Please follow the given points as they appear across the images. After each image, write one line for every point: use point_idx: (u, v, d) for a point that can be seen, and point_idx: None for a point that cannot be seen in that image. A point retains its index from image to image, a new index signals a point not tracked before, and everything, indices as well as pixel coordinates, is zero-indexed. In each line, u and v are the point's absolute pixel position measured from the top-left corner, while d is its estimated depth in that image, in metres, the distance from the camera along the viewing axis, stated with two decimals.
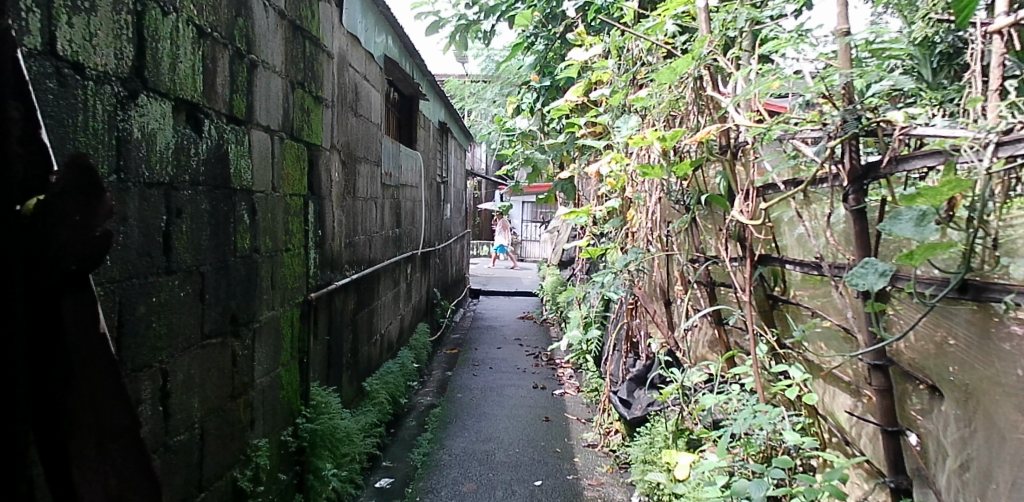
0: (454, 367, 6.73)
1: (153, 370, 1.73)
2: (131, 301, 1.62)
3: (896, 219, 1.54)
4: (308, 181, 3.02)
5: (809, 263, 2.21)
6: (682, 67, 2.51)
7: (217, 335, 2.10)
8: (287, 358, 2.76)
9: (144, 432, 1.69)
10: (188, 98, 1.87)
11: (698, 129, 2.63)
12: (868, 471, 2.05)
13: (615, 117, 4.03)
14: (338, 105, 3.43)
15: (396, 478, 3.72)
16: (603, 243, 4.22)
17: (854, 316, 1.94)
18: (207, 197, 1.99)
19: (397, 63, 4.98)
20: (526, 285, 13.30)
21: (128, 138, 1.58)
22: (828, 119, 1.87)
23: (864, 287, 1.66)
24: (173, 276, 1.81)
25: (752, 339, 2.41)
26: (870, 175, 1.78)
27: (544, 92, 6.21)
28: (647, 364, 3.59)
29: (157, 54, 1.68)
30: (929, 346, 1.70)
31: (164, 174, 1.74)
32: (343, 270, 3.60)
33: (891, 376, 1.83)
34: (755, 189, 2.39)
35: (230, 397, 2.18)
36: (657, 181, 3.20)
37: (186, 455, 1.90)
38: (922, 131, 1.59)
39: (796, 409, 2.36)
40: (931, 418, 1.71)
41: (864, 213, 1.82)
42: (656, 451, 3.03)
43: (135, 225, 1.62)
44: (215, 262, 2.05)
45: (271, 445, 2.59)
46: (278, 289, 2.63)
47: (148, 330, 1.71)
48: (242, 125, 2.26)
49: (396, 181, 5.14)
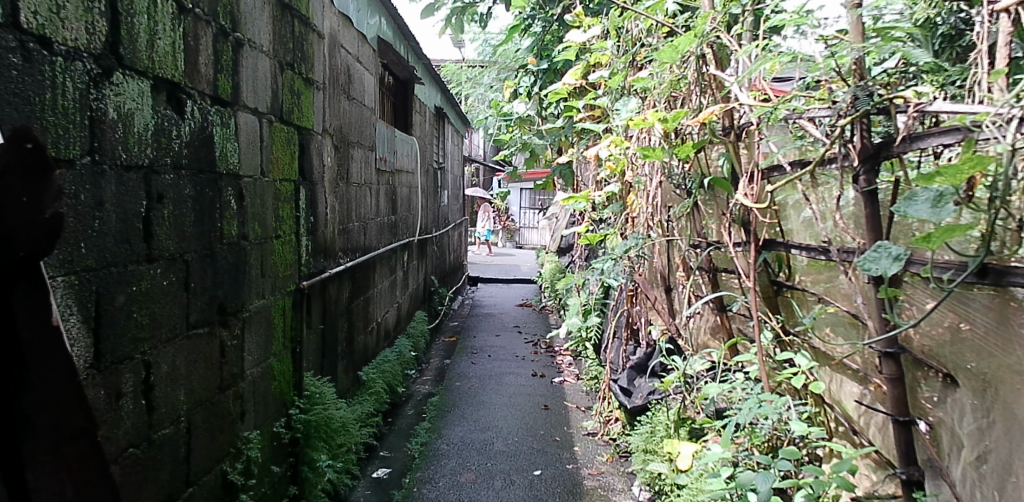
0: (453, 355, 6.68)
1: (135, 362, 1.65)
2: (108, 291, 1.54)
3: (912, 200, 1.46)
4: (299, 166, 2.94)
5: (815, 247, 2.14)
6: (683, 45, 2.42)
7: (203, 325, 2.03)
8: (279, 348, 2.70)
9: (127, 427, 1.63)
10: (168, 78, 1.79)
11: (700, 110, 2.55)
12: (876, 462, 1.98)
13: (615, 99, 3.94)
14: (330, 87, 3.34)
15: (393, 469, 3.67)
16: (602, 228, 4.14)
17: (864, 302, 1.87)
18: (191, 182, 1.91)
19: (392, 46, 4.88)
20: (525, 272, 13.25)
21: (103, 118, 1.50)
22: (839, 96, 1.79)
23: (878, 272, 1.59)
24: (155, 264, 1.73)
25: (756, 326, 2.34)
26: (882, 154, 1.70)
27: (541, 75, 6.11)
28: (647, 352, 3.53)
29: (133, 29, 1.60)
30: (943, 333, 1.62)
31: (142, 157, 1.66)
32: (337, 258, 3.52)
33: (903, 364, 1.76)
34: (760, 171, 2.31)
35: (218, 389, 2.12)
36: (657, 164, 3.12)
37: (172, 449, 1.84)
38: (939, 107, 1.51)
39: (802, 398, 2.29)
40: (945, 408, 1.65)
41: (875, 194, 1.74)
42: (657, 440, 2.97)
43: (112, 210, 1.55)
44: (200, 249, 1.98)
45: (263, 438, 2.53)
46: (268, 277, 2.56)
47: (129, 320, 1.63)
48: (228, 106, 2.17)
49: (391, 166, 5.05)
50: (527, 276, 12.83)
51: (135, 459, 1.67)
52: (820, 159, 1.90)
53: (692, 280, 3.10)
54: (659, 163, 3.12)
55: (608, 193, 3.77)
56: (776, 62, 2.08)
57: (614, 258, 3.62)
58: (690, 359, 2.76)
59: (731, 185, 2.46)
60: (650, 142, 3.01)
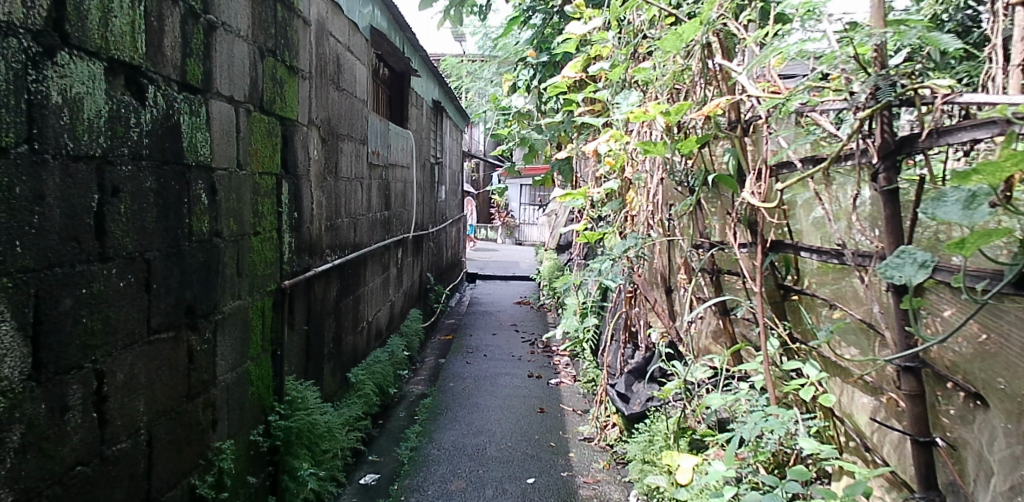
0: (448, 354, 6.54)
1: (84, 372, 1.51)
2: (51, 294, 1.41)
3: (941, 201, 1.31)
4: (281, 158, 2.79)
5: (827, 250, 1.99)
6: (688, 33, 2.27)
7: (168, 329, 1.89)
8: (257, 351, 2.56)
9: (72, 443, 1.49)
10: (127, 60, 1.65)
11: (705, 102, 2.40)
12: (892, 482, 1.84)
13: (615, 92, 3.80)
14: (317, 77, 3.19)
15: (382, 475, 3.53)
16: (600, 226, 4.00)
17: (880, 311, 1.72)
18: (152, 175, 1.77)
19: (386, 36, 4.74)
20: (524, 269, 13.10)
21: (44, 101, 1.37)
22: (858, 87, 1.64)
23: (902, 280, 1.44)
24: (109, 264, 1.59)
25: (762, 334, 2.19)
26: (906, 149, 1.55)
27: (541, 68, 5.96)
28: (647, 356, 3.41)
29: (82, 6, 1.46)
30: (970, 347, 1.49)
31: (94, 147, 1.52)
32: (323, 255, 3.37)
33: (924, 380, 1.62)
34: (769, 167, 2.15)
35: (184, 397, 1.98)
36: (659, 160, 2.97)
37: (129, 464, 1.70)
38: (972, 98, 1.36)
39: (811, 411, 2.15)
40: (971, 430, 1.50)
41: (897, 194, 1.59)
42: (656, 451, 2.82)
43: (55, 204, 1.41)
44: (163, 247, 1.83)
45: (238, 447, 2.39)
46: (245, 276, 2.42)
47: (77, 326, 1.49)
48: (198, 93, 2.02)
49: (385, 160, 4.90)
50: (526, 273, 12.69)
51: (84, 477, 1.54)
52: (835, 154, 1.75)
53: (694, 282, 2.96)
54: (661, 160, 2.98)
55: (607, 190, 3.62)
56: (788, 50, 1.93)
57: (613, 258, 3.47)
58: (691, 366, 2.62)
59: (737, 183, 2.31)
60: (652, 137, 2.86)
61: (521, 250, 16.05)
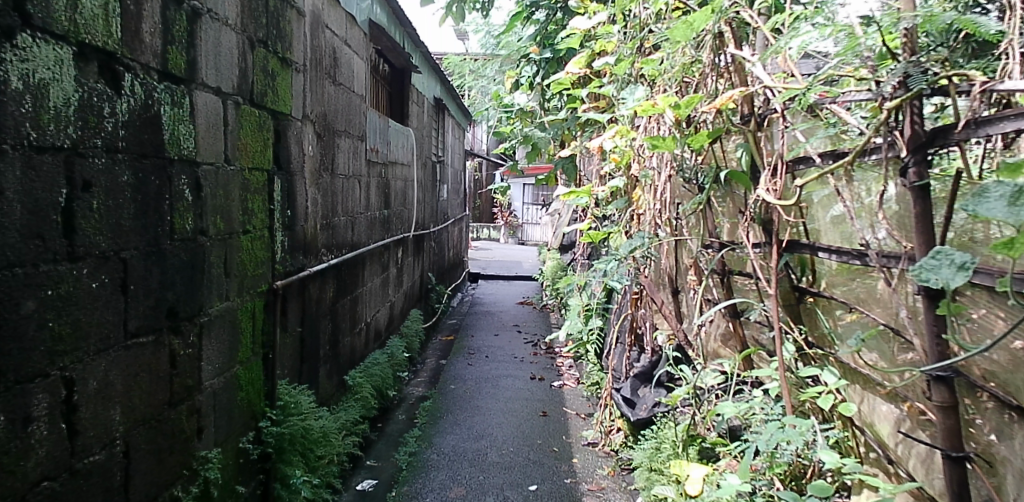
0: (449, 356, 6.43)
1: (51, 380, 1.41)
2: (12, 296, 1.30)
3: (982, 197, 1.20)
4: (274, 154, 2.68)
5: (848, 250, 1.87)
6: (698, 22, 2.15)
7: (148, 333, 1.78)
8: (248, 355, 2.45)
9: (36, 457, 1.38)
10: (100, 46, 1.55)
11: (716, 95, 2.28)
12: (918, 498, 1.73)
13: (620, 88, 3.69)
14: (312, 70, 3.08)
15: (379, 481, 3.42)
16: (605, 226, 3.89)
17: (909, 316, 1.60)
18: (129, 169, 1.67)
19: (385, 31, 4.63)
20: (526, 269, 12.99)
21: (3, 87, 1.27)
22: (883, 76, 1.52)
23: (938, 284, 1.33)
24: (78, 264, 1.49)
25: (778, 339, 2.08)
26: (938, 141, 1.44)
27: (544, 65, 5.85)
28: (653, 360, 3.30)
29: None
30: (1007, 356, 1.37)
31: (62, 138, 1.42)
32: (319, 255, 3.26)
33: (957, 390, 1.50)
34: (785, 162, 2.03)
35: (166, 404, 1.87)
36: (666, 157, 2.86)
37: (103, 477, 1.59)
38: (1011, 84, 1.25)
39: (829, 420, 2.04)
40: (1009, 444, 1.39)
41: (927, 190, 1.47)
42: (663, 459, 2.71)
43: (16, 198, 1.31)
44: (142, 246, 1.73)
45: (226, 455, 2.28)
46: (234, 277, 2.31)
47: (42, 331, 1.38)
48: (181, 84, 1.92)
49: (384, 158, 4.79)
50: (529, 273, 12.57)
51: (51, 493, 1.43)
52: (860, 148, 1.63)
53: (703, 284, 2.84)
54: (669, 156, 2.87)
55: (612, 189, 3.50)
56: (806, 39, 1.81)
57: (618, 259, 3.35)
58: (702, 371, 2.51)
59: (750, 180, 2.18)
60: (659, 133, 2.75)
61: (524, 250, 15.93)
